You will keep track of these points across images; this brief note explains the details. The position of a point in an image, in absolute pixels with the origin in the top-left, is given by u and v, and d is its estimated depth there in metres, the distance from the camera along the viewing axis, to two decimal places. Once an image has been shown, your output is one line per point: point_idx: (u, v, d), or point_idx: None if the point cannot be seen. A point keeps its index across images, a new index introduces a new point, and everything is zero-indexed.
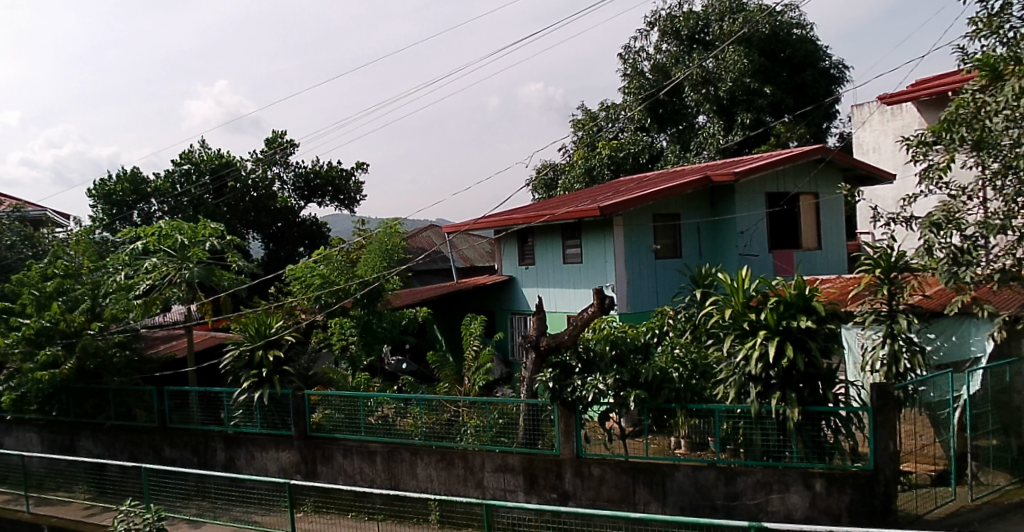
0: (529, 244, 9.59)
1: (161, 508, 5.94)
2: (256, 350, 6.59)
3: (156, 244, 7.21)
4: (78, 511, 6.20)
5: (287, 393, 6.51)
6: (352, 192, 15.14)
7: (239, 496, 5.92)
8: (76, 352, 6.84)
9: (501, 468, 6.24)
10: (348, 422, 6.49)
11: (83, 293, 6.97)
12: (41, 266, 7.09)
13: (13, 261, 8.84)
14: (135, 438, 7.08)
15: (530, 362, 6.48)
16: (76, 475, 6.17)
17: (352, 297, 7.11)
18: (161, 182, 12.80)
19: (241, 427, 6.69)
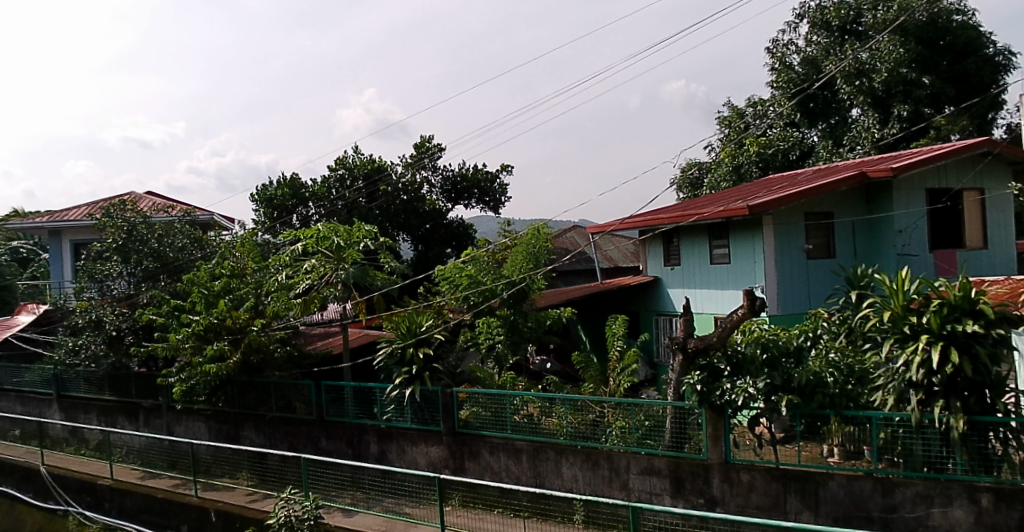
0: (674, 244, 9.46)
1: (319, 497, 6.19)
2: (409, 348, 6.85)
3: (315, 245, 7.55)
4: (241, 497, 6.45)
5: (436, 390, 6.73)
6: (497, 194, 14.93)
7: (391, 489, 6.16)
8: (241, 348, 7.29)
9: (646, 471, 6.24)
10: (494, 419, 6.68)
11: (248, 292, 7.51)
12: (209, 267, 7.67)
13: (184, 262, 9.39)
14: (295, 429, 7.51)
15: (677, 364, 6.44)
16: (241, 462, 6.49)
17: (499, 298, 7.18)
18: (317, 186, 13.28)
19: (393, 422, 7.00)
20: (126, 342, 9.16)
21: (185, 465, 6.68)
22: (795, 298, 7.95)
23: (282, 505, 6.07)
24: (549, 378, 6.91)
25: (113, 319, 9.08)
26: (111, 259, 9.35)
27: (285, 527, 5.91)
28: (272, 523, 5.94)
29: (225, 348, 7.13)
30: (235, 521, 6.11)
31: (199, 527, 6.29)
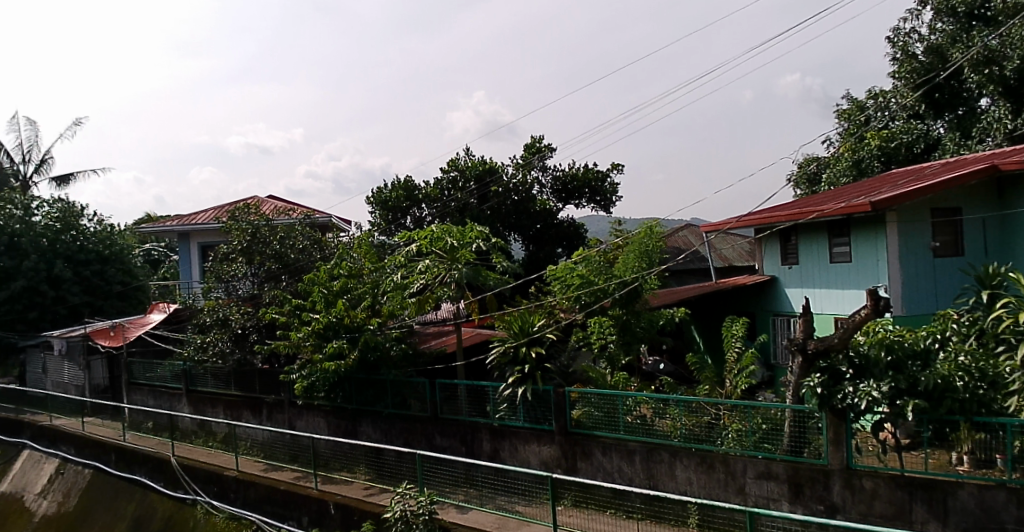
0: (791, 242, 9.28)
1: (434, 492, 6.34)
2: (521, 347, 7.08)
3: (429, 246, 7.82)
4: (357, 491, 6.66)
5: (549, 389, 6.89)
6: (609, 193, 14.86)
7: (505, 486, 6.22)
8: (359, 346, 7.63)
9: (763, 476, 6.17)
10: (607, 420, 6.76)
11: (364, 291, 7.72)
12: (329, 268, 7.96)
13: (305, 262, 9.74)
14: (410, 425, 7.76)
15: (798, 366, 6.28)
16: (358, 457, 6.74)
17: (610, 298, 7.17)
18: (430, 189, 13.85)
19: (507, 421, 7.19)
20: (252, 340, 9.46)
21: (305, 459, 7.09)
22: (921, 299, 7.73)
23: (397, 500, 6.21)
24: (663, 379, 6.88)
25: (238, 318, 9.42)
26: (236, 260, 9.83)
27: (401, 521, 6.06)
28: (388, 516, 6.09)
29: (343, 346, 7.57)
30: (353, 514, 6.29)
31: (319, 519, 6.52)
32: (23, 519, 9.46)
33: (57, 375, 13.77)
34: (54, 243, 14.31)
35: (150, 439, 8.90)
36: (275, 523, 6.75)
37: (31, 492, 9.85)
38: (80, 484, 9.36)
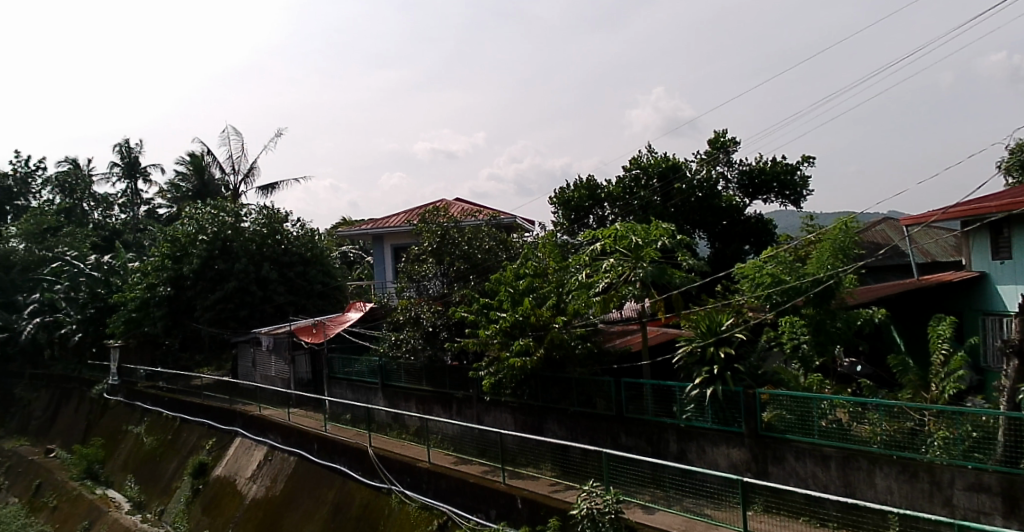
0: (1005, 236, 9.61)
1: (619, 490, 6.71)
2: (708, 346, 7.84)
3: (613, 245, 9.08)
4: (545, 486, 7.31)
5: (738, 389, 7.50)
6: (797, 186, 15.62)
7: (692, 488, 6.40)
8: (545, 343, 8.96)
9: (973, 488, 5.94)
10: (800, 423, 7.08)
11: (550, 291, 9.18)
12: (515, 268, 9.58)
13: (491, 262, 11.43)
14: (594, 423, 9.00)
15: (1012, 370, 6.00)
16: (545, 454, 7.49)
17: (803, 296, 8.19)
18: (614, 188, 15.24)
19: (692, 422, 7.93)
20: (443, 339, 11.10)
21: (493, 455, 8.02)
22: None
23: (583, 498, 6.41)
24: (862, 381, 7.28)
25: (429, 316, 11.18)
26: (427, 261, 11.65)
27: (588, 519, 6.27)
28: (575, 513, 6.33)
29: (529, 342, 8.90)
30: (540, 510, 6.81)
31: (507, 512, 7.17)
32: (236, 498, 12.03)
33: (265, 368, 17.02)
34: (262, 245, 17.92)
35: (349, 429, 10.82)
36: (466, 514, 7.59)
37: (240, 476, 12.58)
38: (285, 471, 11.60)
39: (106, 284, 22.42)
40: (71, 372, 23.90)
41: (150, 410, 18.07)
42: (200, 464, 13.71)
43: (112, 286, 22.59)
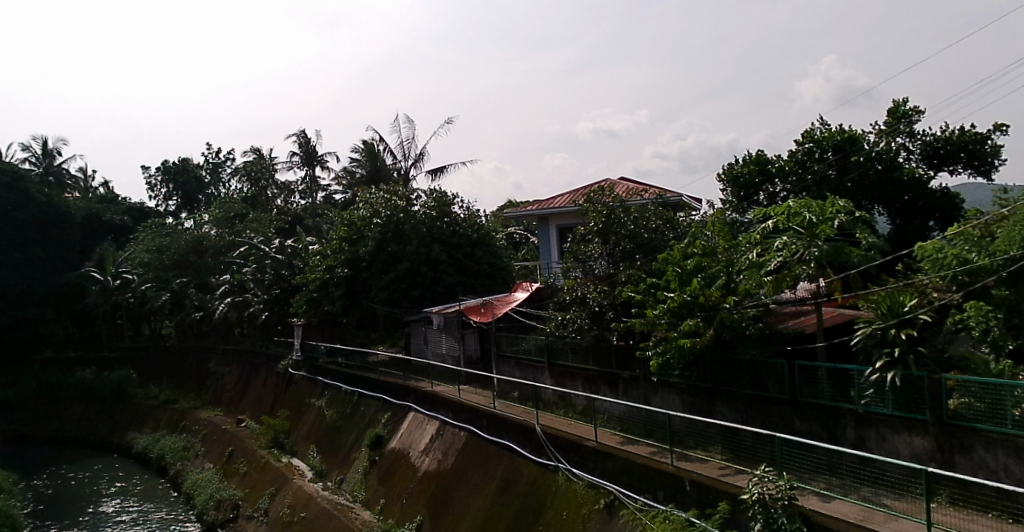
0: None
1: (793, 477, 7.66)
2: (890, 329, 9.40)
3: (787, 221, 11.64)
4: (715, 468, 9.76)
5: (921, 376, 8.80)
6: (990, 156, 14.41)
7: (870, 477, 7.12)
8: (713, 324, 11.69)
9: None
10: (990, 414, 8.09)
11: (718, 271, 12.11)
12: (684, 249, 12.70)
13: (656, 242, 16.77)
14: (765, 407, 11.42)
15: None
16: (714, 439, 9.93)
17: (990, 276, 9.29)
18: (785, 163, 15.03)
19: (872, 406, 9.46)
20: (608, 315, 16.21)
21: (659, 436, 11.00)
22: None
23: (757, 482, 7.61)
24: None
25: (596, 296, 16.40)
26: (593, 241, 17.27)
27: (760, 502, 7.44)
28: (748, 497, 7.51)
29: (699, 325, 11.67)
30: (710, 490, 9.27)
31: (674, 493, 9.81)
32: (412, 468, 16.38)
33: (436, 346, 22.99)
34: (430, 227, 24.75)
35: (518, 405, 14.88)
36: (635, 494, 10.43)
37: (410, 449, 17.12)
38: (455, 446, 15.74)
39: (288, 266, 29.75)
40: (259, 349, 30.27)
41: (357, 392, 21.64)
42: (376, 438, 18.42)
43: (292, 268, 29.68)
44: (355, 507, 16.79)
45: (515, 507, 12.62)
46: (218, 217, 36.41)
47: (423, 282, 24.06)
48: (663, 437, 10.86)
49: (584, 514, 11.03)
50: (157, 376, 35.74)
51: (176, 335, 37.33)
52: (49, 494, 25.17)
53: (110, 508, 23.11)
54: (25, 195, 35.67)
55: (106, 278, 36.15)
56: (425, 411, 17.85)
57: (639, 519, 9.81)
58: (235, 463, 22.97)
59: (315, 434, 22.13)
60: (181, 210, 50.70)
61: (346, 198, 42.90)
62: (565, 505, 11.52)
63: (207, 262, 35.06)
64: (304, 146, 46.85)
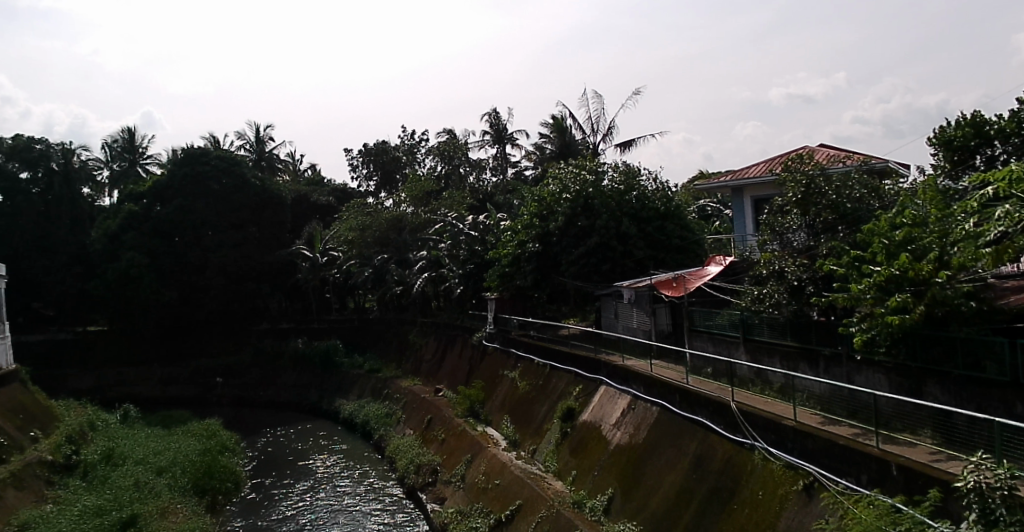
0: None
1: (1015, 467, 7.19)
2: None
3: (1009, 186, 10.19)
4: (925, 453, 9.32)
5: None
6: None
7: None
8: (925, 300, 11.01)
9: None
10: None
11: (931, 244, 11.37)
12: (891, 220, 12.21)
13: (861, 213, 15.88)
14: (982, 389, 10.77)
15: None
16: (925, 422, 9.41)
17: None
18: (1007, 122, 13.55)
19: None
20: (807, 290, 15.66)
21: (863, 417, 10.66)
22: None
23: (973, 470, 7.28)
24: None
25: (795, 269, 15.91)
26: (791, 212, 16.85)
27: (976, 492, 7.13)
28: (963, 486, 7.23)
29: (909, 301, 10.99)
30: (916, 480, 8.93)
31: (879, 479, 9.55)
32: (604, 440, 17.07)
33: (627, 320, 23.43)
34: (619, 201, 25.21)
35: (712, 382, 14.87)
36: (837, 478, 10.19)
37: (602, 422, 17.79)
38: (648, 420, 16.16)
39: (481, 242, 31.73)
40: (454, 323, 32.71)
41: (548, 365, 22.70)
42: (569, 411, 19.37)
43: (483, 244, 31.75)
44: (548, 477, 17.87)
45: (708, 484, 12.82)
46: (414, 196, 39.09)
47: (613, 256, 24.45)
48: (868, 419, 10.51)
49: (781, 495, 11.02)
50: (362, 346, 39.90)
51: (380, 307, 41.28)
52: (273, 450, 29.36)
53: (326, 469, 26.29)
54: (241, 179, 41.29)
55: (315, 255, 40.66)
56: (616, 385, 18.38)
57: (841, 503, 9.66)
58: (434, 431, 25.30)
59: (509, 404, 23.68)
60: (381, 189, 55.84)
61: (534, 173, 44.43)
62: (761, 485, 11.55)
63: (405, 240, 38.25)
64: (495, 125, 49.05)
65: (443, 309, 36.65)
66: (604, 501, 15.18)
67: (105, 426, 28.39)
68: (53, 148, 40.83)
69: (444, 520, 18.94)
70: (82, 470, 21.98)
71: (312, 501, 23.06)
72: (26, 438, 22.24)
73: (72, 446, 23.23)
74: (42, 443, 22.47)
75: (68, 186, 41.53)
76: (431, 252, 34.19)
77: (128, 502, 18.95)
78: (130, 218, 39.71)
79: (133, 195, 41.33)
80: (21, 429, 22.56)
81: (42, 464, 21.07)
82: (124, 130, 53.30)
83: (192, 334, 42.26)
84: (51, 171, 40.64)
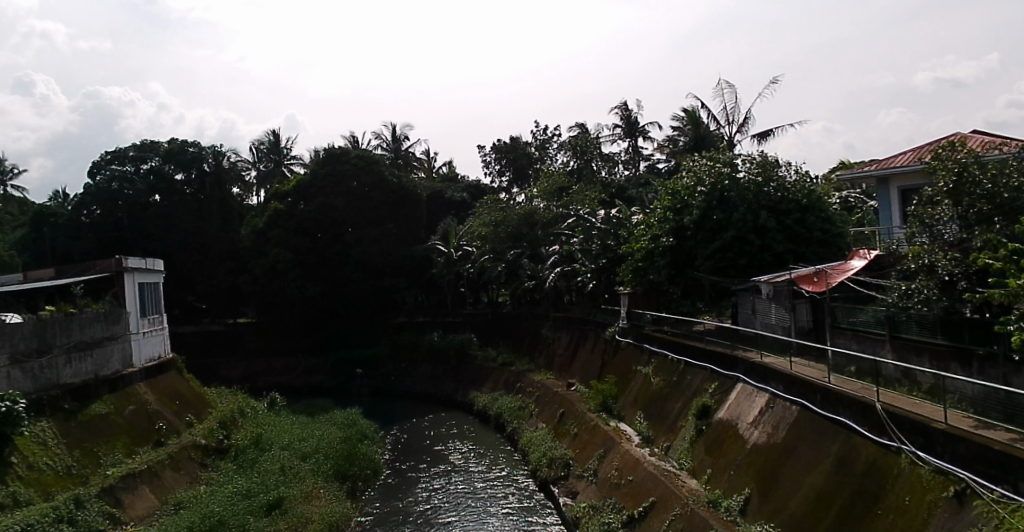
0: None
1: None
2: None
3: None
4: None
5: None
6: None
7: None
8: None
9: None
10: None
11: None
12: None
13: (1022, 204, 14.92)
14: None
15: None
16: None
17: None
18: None
19: None
20: (960, 285, 14.75)
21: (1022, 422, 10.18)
22: None
23: None
24: None
25: (947, 264, 15.03)
26: (942, 203, 15.96)
27: None
28: None
29: None
30: None
31: None
32: (741, 439, 17.07)
33: (765, 316, 22.95)
34: (756, 193, 24.74)
35: (854, 381, 14.39)
36: (992, 486, 9.86)
37: (739, 420, 17.74)
38: (787, 419, 16.00)
39: (613, 236, 32.13)
40: (587, 317, 33.25)
41: (683, 361, 22.77)
42: (704, 408, 19.49)
43: (616, 238, 32.02)
44: (682, 475, 18.12)
45: (849, 488, 12.68)
46: (547, 191, 39.84)
47: (751, 251, 24.07)
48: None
49: (929, 500, 10.78)
50: (496, 339, 41.51)
51: (513, 301, 42.68)
52: (405, 438, 31.50)
53: (457, 458, 27.87)
54: (378, 176, 44.32)
55: (449, 251, 42.70)
56: (754, 383, 18.22)
57: (997, 512, 9.38)
58: (567, 425, 26.14)
59: (642, 401, 24.01)
60: (514, 184, 57.38)
61: (667, 166, 44.13)
62: (908, 491, 11.32)
63: (539, 235, 39.11)
64: (626, 118, 49.04)
65: (575, 304, 37.41)
66: (740, 502, 15.27)
67: (253, 412, 31.44)
68: (204, 151, 46.68)
69: (577, 514, 19.65)
70: (234, 453, 24.75)
71: (445, 488, 24.55)
72: (182, 422, 25.03)
73: (222, 431, 26.01)
74: (196, 428, 25.14)
75: (218, 187, 47.34)
76: (564, 246, 35.00)
77: (274, 486, 20.93)
78: (275, 215, 43.87)
79: (279, 195, 45.71)
80: (179, 414, 25.39)
81: (197, 447, 23.51)
82: (270, 132, 57.97)
83: (338, 326, 45.71)
84: (203, 173, 46.39)
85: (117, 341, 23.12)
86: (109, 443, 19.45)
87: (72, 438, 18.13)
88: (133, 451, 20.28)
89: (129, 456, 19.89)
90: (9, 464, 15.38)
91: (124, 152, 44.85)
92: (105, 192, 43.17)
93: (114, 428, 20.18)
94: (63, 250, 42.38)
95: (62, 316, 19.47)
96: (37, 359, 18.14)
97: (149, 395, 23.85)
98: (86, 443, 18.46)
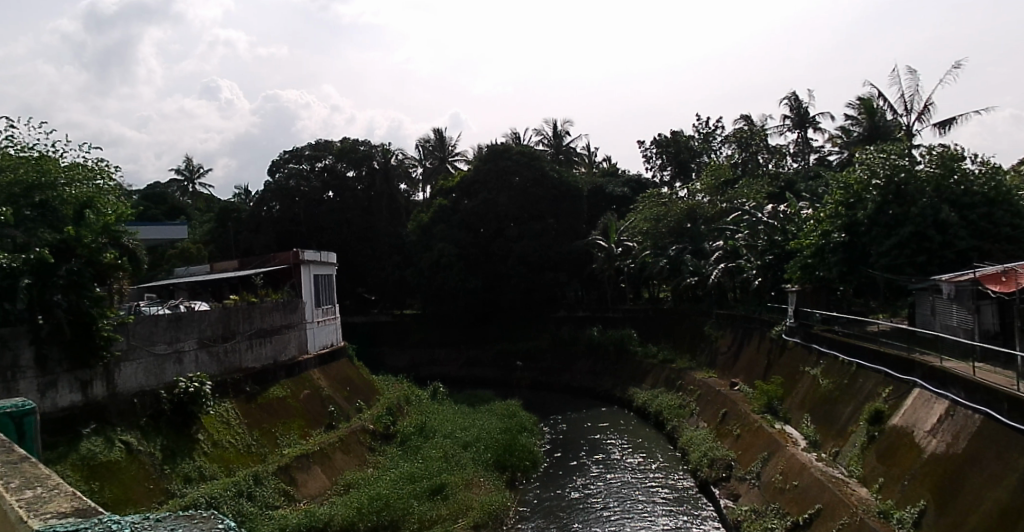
0: None
1: None
2: None
3: None
4: None
5: None
6: None
7: None
8: None
9: None
10: None
11: None
12: None
13: None
14: None
15: None
16: None
17: None
18: None
19: None
20: None
21: None
22: None
23: None
24: None
25: None
26: None
27: None
28: None
29: None
30: None
31: None
32: (918, 447, 16.67)
33: (946, 318, 21.64)
34: (937, 185, 23.81)
35: None
36: None
37: (916, 427, 17.26)
38: (970, 429, 15.42)
39: (782, 232, 32.05)
40: (755, 314, 32.78)
41: (855, 363, 22.21)
42: (877, 413, 19.13)
43: (784, 233, 32.06)
44: (851, 482, 18.08)
45: None
46: (710, 186, 39.81)
47: (931, 248, 22.96)
48: None
49: None
50: (657, 335, 41.98)
51: (674, 298, 42.87)
52: (564, 431, 33.06)
53: (615, 450, 29.19)
54: (540, 172, 46.00)
55: (610, 245, 43.69)
56: (933, 388, 17.58)
57: None
58: (729, 426, 26.42)
59: (810, 402, 23.82)
60: (676, 178, 57.08)
61: (840, 158, 42.18)
62: None
63: (702, 230, 39.45)
64: (796, 109, 47.33)
65: (740, 300, 37.51)
66: (914, 513, 15.15)
67: (417, 400, 34.47)
68: (374, 149, 50.40)
69: (739, 517, 20.11)
70: (400, 439, 27.48)
71: (604, 481, 25.71)
72: (353, 408, 28.22)
73: (389, 417, 28.84)
74: (366, 414, 28.25)
75: (388, 184, 51.18)
76: (728, 242, 34.61)
77: (436, 472, 23.30)
78: (441, 211, 47.29)
79: (443, 191, 49.10)
80: (349, 399, 28.59)
81: (366, 432, 26.37)
82: (434, 132, 61.99)
83: (502, 319, 48.25)
84: (373, 170, 50.16)
85: (294, 329, 26.58)
86: (286, 425, 22.48)
87: (252, 419, 21.10)
88: (307, 432, 23.30)
89: (304, 437, 22.88)
90: (195, 441, 18.17)
91: (301, 151, 50.26)
92: (282, 188, 48.62)
93: (290, 410, 23.34)
94: (246, 244, 48.38)
95: (244, 306, 23.05)
96: (222, 343, 21.32)
97: (322, 380, 27.21)
98: (264, 423, 21.41)
